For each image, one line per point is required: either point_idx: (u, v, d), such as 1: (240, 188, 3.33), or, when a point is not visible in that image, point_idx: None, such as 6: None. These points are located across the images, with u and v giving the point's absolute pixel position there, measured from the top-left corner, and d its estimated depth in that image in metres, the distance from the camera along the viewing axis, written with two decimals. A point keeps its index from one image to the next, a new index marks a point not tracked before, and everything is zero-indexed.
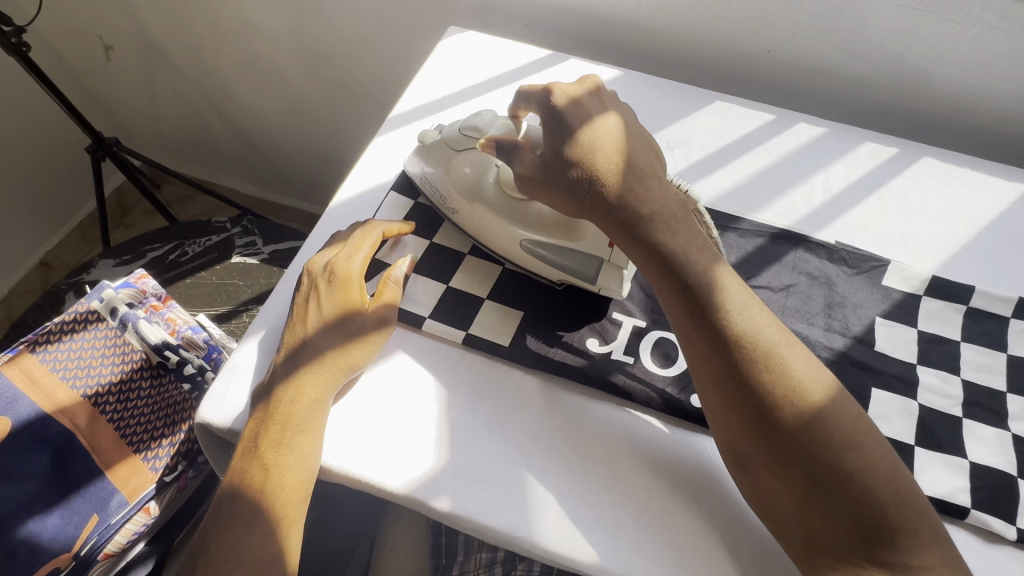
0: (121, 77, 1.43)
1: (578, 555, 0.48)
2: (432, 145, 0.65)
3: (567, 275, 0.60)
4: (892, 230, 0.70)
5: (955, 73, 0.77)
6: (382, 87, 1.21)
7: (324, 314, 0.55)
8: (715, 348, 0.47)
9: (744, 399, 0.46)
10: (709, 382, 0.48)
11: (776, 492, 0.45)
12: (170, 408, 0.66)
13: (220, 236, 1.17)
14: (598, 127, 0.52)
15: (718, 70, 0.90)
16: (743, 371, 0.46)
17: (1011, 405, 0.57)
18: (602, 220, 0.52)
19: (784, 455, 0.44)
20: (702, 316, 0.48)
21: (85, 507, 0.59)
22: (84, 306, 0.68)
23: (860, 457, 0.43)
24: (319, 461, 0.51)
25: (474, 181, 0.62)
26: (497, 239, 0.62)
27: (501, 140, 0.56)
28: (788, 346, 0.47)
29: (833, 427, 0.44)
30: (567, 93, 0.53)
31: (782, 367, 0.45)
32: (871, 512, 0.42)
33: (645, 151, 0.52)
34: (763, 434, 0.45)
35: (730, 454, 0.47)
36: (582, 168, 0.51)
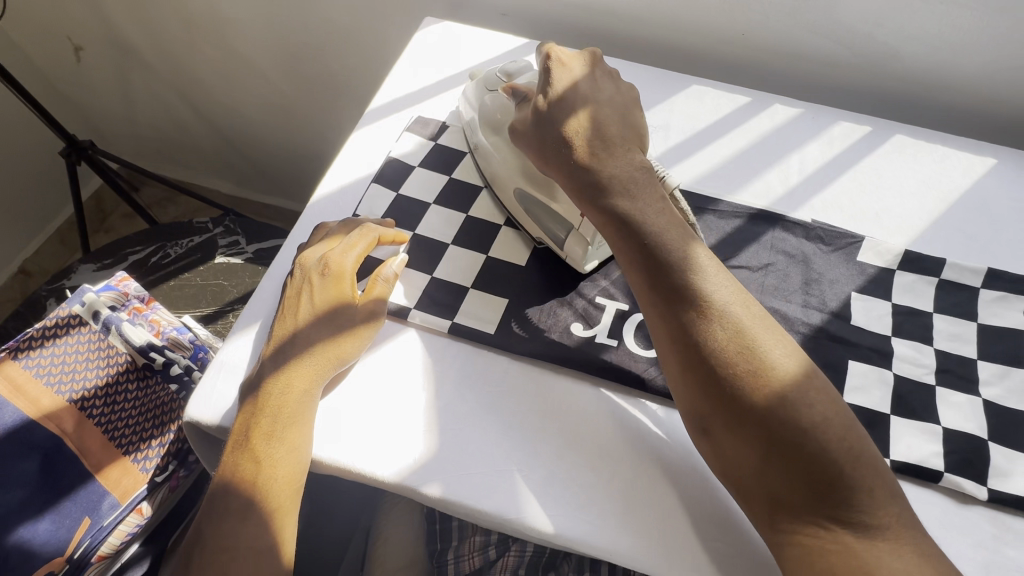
0: (92, 78, 1.40)
1: (568, 533, 0.49)
2: (473, 83, 0.69)
3: (543, 233, 0.63)
4: (867, 207, 0.71)
5: (923, 51, 0.79)
6: (361, 81, 1.20)
7: (315, 307, 0.55)
8: (672, 307, 0.49)
9: (699, 359, 0.47)
10: (667, 346, 0.50)
11: (736, 455, 0.46)
12: (158, 410, 0.65)
13: (203, 237, 1.16)
14: (578, 94, 0.58)
15: (695, 54, 0.90)
16: (699, 332, 0.48)
17: (981, 372, 0.59)
18: (571, 183, 0.57)
19: (740, 413, 0.45)
20: (662, 281, 0.50)
21: (76, 510, 0.59)
22: (65, 310, 0.67)
23: (816, 414, 0.44)
24: (310, 453, 0.52)
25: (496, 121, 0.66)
26: (500, 185, 0.66)
27: (517, 87, 0.62)
28: (743, 307, 0.49)
29: (787, 385, 0.45)
30: (561, 59, 0.60)
31: (738, 328, 0.47)
32: (829, 471, 0.43)
33: (620, 119, 0.58)
34: (718, 393, 0.46)
35: (691, 420, 0.49)
36: (554, 122, 0.57)
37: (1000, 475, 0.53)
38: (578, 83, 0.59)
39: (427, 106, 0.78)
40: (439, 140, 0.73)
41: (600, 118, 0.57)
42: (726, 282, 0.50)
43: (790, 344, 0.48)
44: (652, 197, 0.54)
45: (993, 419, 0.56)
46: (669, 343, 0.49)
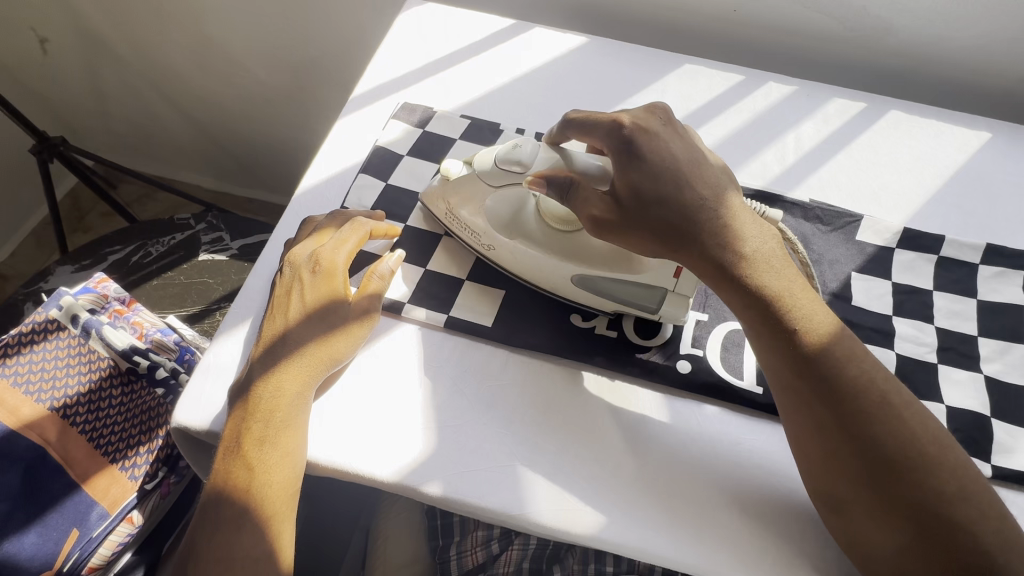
0: (60, 71, 1.34)
1: (574, 527, 0.48)
2: (459, 179, 0.58)
3: (624, 305, 0.56)
4: (864, 185, 0.70)
5: (916, 25, 0.78)
6: (343, 67, 1.17)
7: (306, 305, 0.53)
8: (821, 398, 0.45)
9: (850, 447, 0.44)
10: (807, 431, 0.46)
11: (877, 538, 0.44)
12: (144, 415, 0.63)
13: (184, 234, 1.13)
14: (675, 162, 0.49)
15: (685, 32, 0.88)
16: (852, 422, 0.44)
17: (983, 348, 0.59)
18: (690, 260, 0.49)
19: (892, 504, 0.43)
20: (805, 366, 0.46)
21: (64, 522, 0.57)
22: (41, 316, 0.65)
23: (972, 507, 0.42)
24: (306, 457, 0.50)
25: (512, 215, 0.60)
26: (551, 277, 0.57)
27: (551, 176, 0.52)
28: (895, 393, 0.45)
29: (946, 479, 0.43)
30: (637, 122, 0.50)
31: (893, 418, 0.44)
32: (985, 563, 0.41)
33: (725, 179, 0.51)
34: (873, 487, 0.43)
35: (822, 498, 0.46)
36: (671, 201, 0.48)
37: (1004, 452, 0.53)
38: (671, 147, 0.50)
39: (413, 92, 0.75)
40: (427, 127, 0.71)
41: (715, 185, 0.49)
42: (878, 368, 0.46)
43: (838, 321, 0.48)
44: (788, 270, 0.49)
45: (996, 395, 0.56)
46: (813, 431, 0.46)
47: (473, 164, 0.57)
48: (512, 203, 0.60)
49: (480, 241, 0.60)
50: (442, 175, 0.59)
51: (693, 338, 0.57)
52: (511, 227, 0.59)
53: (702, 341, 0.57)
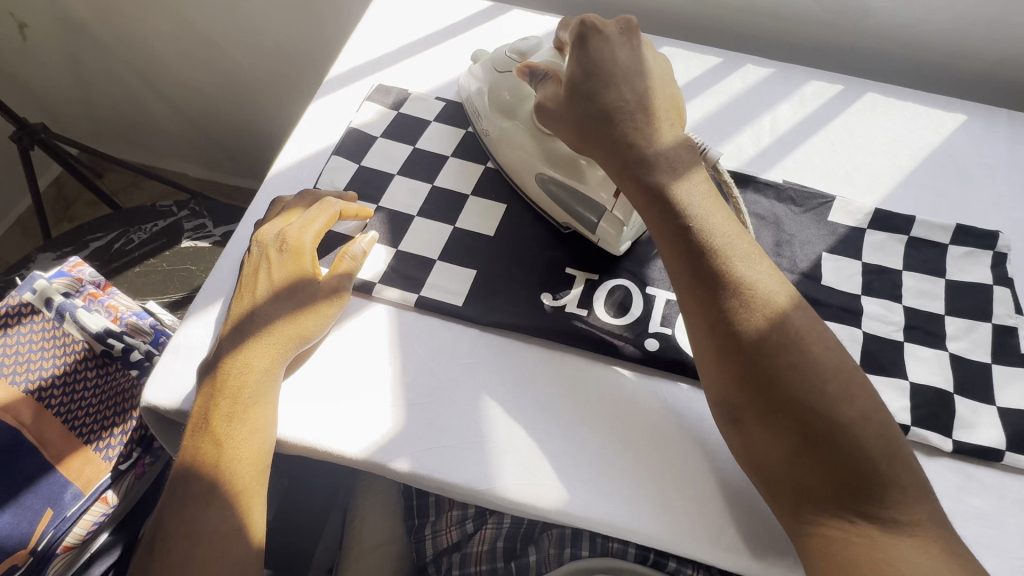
0: (41, 57, 1.33)
1: (541, 502, 0.49)
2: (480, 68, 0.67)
3: (572, 217, 0.61)
4: (838, 166, 0.70)
5: (895, 7, 0.77)
6: (326, 52, 1.16)
7: (274, 283, 0.54)
8: (712, 294, 0.47)
9: (738, 348, 0.45)
10: (701, 334, 0.48)
11: (765, 444, 0.45)
12: (118, 397, 0.64)
13: (167, 221, 1.12)
14: (613, 65, 0.54)
15: (665, 15, 0.88)
16: (741, 320, 0.46)
17: (949, 327, 0.59)
18: (607, 160, 0.54)
19: (775, 404, 0.44)
20: (701, 264, 0.48)
21: (38, 502, 0.57)
22: (16, 299, 0.65)
23: (854, 411, 0.43)
24: (275, 433, 0.50)
25: (512, 104, 0.63)
26: (517, 167, 0.63)
27: (534, 68, 0.60)
28: (790, 303, 0.47)
29: (826, 380, 0.44)
30: (594, 24, 0.55)
31: (779, 316, 0.46)
32: (863, 465, 0.42)
33: (657, 85, 0.55)
34: (760, 388, 0.44)
35: (720, 409, 0.48)
36: (596, 95, 0.53)
37: (965, 427, 0.54)
38: (615, 53, 0.54)
39: (389, 74, 0.75)
40: (402, 109, 0.71)
41: (641, 92, 0.54)
42: (773, 274, 0.48)
43: (796, 294, 0.48)
44: (693, 178, 0.51)
45: (960, 372, 0.57)
46: (708, 334, 0.47)
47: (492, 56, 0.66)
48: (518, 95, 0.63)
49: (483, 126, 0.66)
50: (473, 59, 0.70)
51: (661, 317, 0.57)
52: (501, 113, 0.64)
53: (672, 320, 0.57)
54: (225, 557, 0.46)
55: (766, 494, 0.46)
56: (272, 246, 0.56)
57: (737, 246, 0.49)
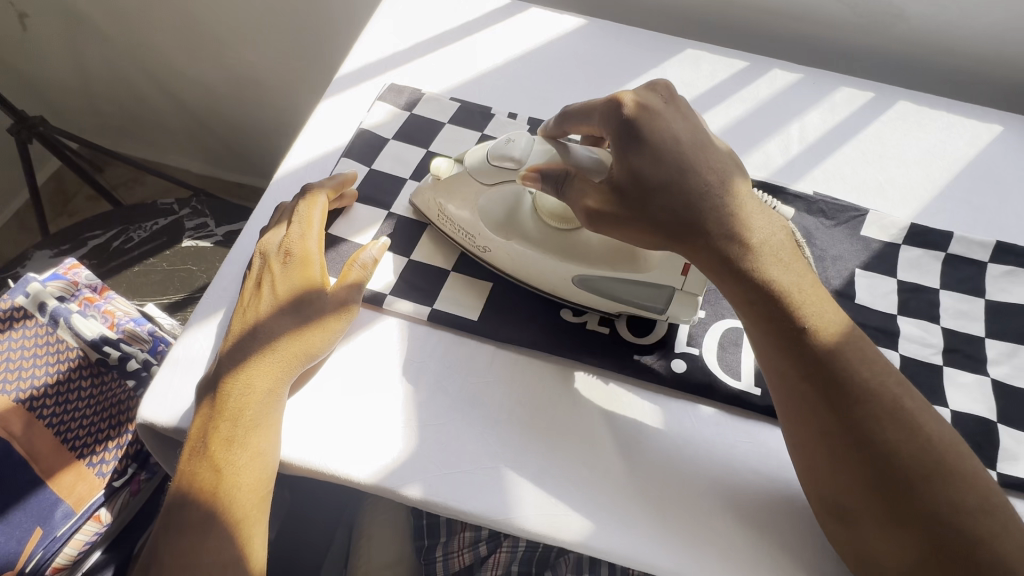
0: (41, 48, 1.29)
1: (563, 534, 0.46)
2: (449, 178, 0.55)
3: (629, 306, 0.53)
4: (870, 178, 0.67)
5: (931, 10, 0.74)
6: (333, 47, 1.13)
7: (277, 297, 0.51)
8: (832, 402, 0.42)
9: (860, 457, 0.41)
10: (814, 439, 0.43)
11: (886, 552, 0.41)
12: (113, 409, 0.60)
13: (167, 220, 1.09)
14: (680, 146, 0.45)
15: (688, 16, 0.85)
16: (863, 426, 0.41)
17: (989, 351, 0.56)
18: (694, 254, 0.45)
19: (903, 515, 0.40)
20: (815, 365, 0.43)
21: (27, 520, 0.54)
22: (8, 303, 0.62)
23: (995, 522, 0.39)
24: (278, 457, 0.47)
25: (506, 215, 0.56)
26: (551, 280, 0.54)
27: (546, 170, 0.48)
28: (914, 405, 0.42)
29: (963, 490, 0.40)
30: (639, 100, 0.47)
31: (906, 421, 0.41)
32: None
33: (730, 167, 0.46)
34: (884, 498, 0.40)
35: (825, 506, 0.44)
36: (668, 193, 0.44)
37: (1010, 458, 0.51)
38: (673, 127, 0.45)
39: (401, 73, 0.72)
40: (415, 110, 0.67)
41: (722, 179, 0.45)
42: (889, 369, 0.43)
43: (907, 381, 0.44)
44: (796, 262, 0.45)
45: (1003, 400, 0.54)
46: (820, 437, 0.43)
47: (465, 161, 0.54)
48: (504, 203, 0.56)
49: (475, 243, 0.56)
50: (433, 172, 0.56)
51: (688, 336, 0.55)
52: (505, 226, 0.55)
53: (698, 340, 0.54)
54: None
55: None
56: (275, 259, 0.53)
57: (848, 342, 0.44)
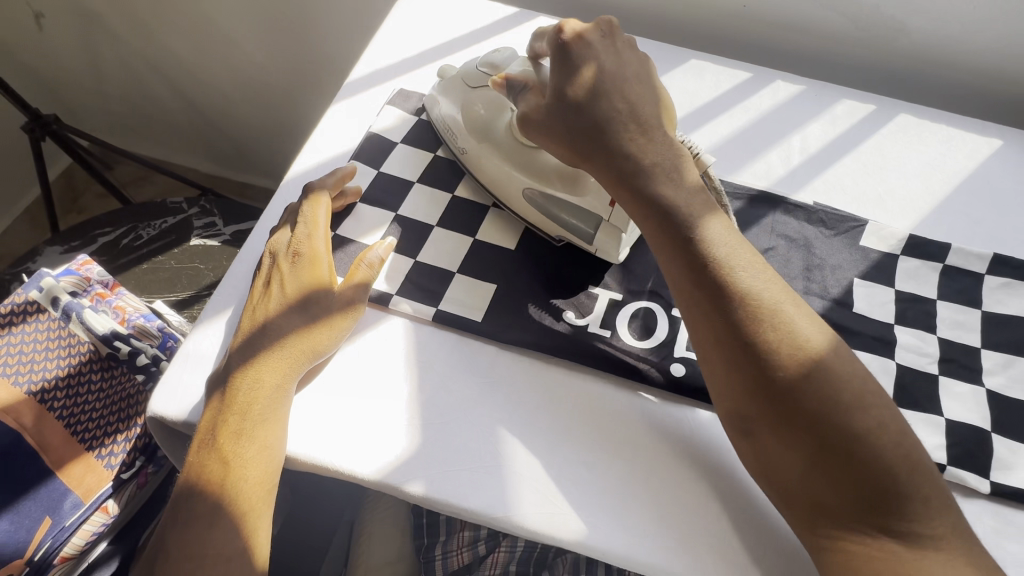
0: (56, 48, 1.32)
1: (562, 533, 0.47)
2: (449, 80, 0.65)
3: (564, 229, 0.59)
4: (870, 189, 0.68)
5: (934, 25, 0.75)
6: (343, 51, 1.14)
7: (287, 297, 0.52)
8: (718, 306, 0.46)
9: (744, 361, 0.45)
10: (709, 347, 0.47)
11: (782, 460, 0.44)
12: (122, 402, 0.62)
13: (176, 218, 1.11)
14: (597, 75, 0.52)
15: (693, 28, 0.86)
16: (744, 332, 0.45)
17: (985, 361, 0.57)
18: (602, 171, 0.52)
19: (791, 419, 0.43)
20: (704, 276, 0.47)
21: (38, 510, 0.56)
22: (21, 297, 0.64)
23: (870, 422, 0.42)
24: (285, 451, 0.48)
25: (487, 120, 0.61)
26: (503, 186, 0.61)
27: (511, 78, 0.56)
28: (796, 311, 0.46)
29: (840, 390, 0.43)
30: (578, 31, 0.52)
31: (786, 326, 0.45)
32: (884, 481, 0.41)
33: (641, 97, 0.52)
34: (769, 402, 0.44)
35: (731, 420, 0.47)
36: (586, 110, 0.51)
37: (1003, 467, 0.52)
38: (604, 63, 0.52)
39: (411, 79, 0.73)
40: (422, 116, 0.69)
41: (631, 105, 0.52)
42: (773, 282, 0.47)
43: (791, 293, 0.48)
44: (689, 184, 0.50)
45: (998, 410, 0.54)
46: (714, 347, 0.46)
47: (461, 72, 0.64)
48: (493, 109, 0.62)
49: (456, 145, 0.64)
50: (439, 75, 0.66)
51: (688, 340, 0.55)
52: (479, 131, 0.61)
53: None
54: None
55: (784, 511, 0.45)
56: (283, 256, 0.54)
57: (742, 258, 0.48)
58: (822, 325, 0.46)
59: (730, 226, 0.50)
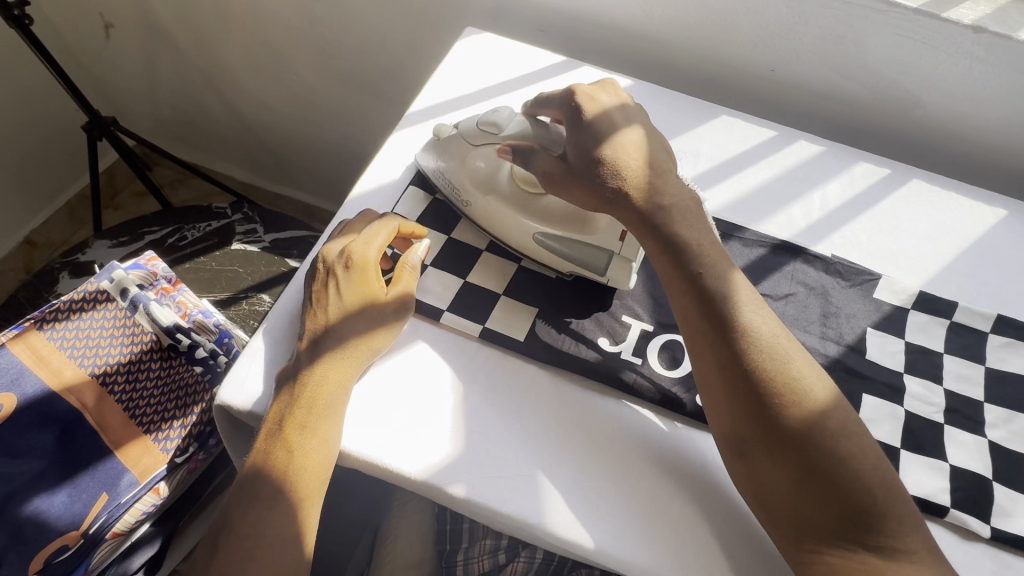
0: (119, 55, 1.40)
1: (590, 542, 0.50)
2: (447, 139, 0.67)
3: (578, 265, 0.63)
4: (884, 247, 0.74)
5: (945, 100, 0.82)
6: (390, 81, 1.21)
7: (344, 304, 0.56)
8: (721, 336, 0.51)
9: (743, 384, 0.50)
10: (710, 371, 0.52)
11: (772, 478, 0.48)
12: (181, 391, 0.66)
13: (221, 222, 1.17)
14: (630, 139, 0.58)
15: (725, 86, 0.94)
16: (745, 359, 0.50)
17: (988, 414, 0.61)
18: (621, 213, 0.57)
19: (783, 440, 0.48)
20: (709, 306, 0.52)
21: (95, 485, 0.60)
22: (94, 285, 0.69)
23: (852, 446, 0.47)
24: (338, 446, 0.53)
25: (490, 174, 0.65)
26: (516, 235, 0.64)
27: (517, 145, 0.60)
28: (789, 343, 0.51)
29: (828, 416, 0.48)
30: (587, 93, 0.60)
31: (782, 358, 0.50)
32: (861, 498, 0.46)
33: (667, 159, 0.59)
34: (767, 423, 0.48)
35: (728, 440, 0.51)
36: (601, 159, 0.57)
37: (1003, 514, 0.55)
38: (612, 116, 0.59)
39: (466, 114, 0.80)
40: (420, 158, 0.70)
41: (636, 156, 0.57)
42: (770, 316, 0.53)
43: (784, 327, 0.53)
44: (699, 224, 0.56)
45: (998, 460, 0.58)
46: (717, 371, 0.51)
47: (459, 127, 0.66)
48: (492, 165, 0.66)
49: (460, 198, 0.67)
50: (435, 134, 0.68)
51: None
52: (483, 184, 0.65)
53: None
54: (280, 561, 0.48)
55: (769, 527, 0.49)
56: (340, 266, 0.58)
57: (744, 294, 0.53)
58: (806, 356, 0.52)
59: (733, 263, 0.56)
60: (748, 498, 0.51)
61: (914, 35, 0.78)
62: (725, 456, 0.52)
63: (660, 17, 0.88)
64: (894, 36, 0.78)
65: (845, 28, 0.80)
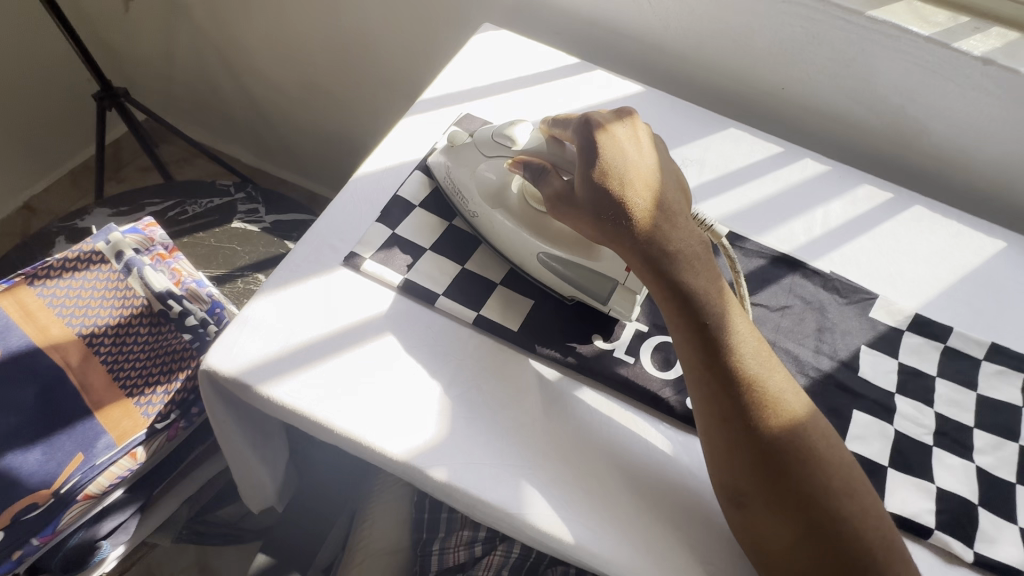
0: (136, 27, 1.41)
1: (568, 536, 0.50)
2: (461, 147, 0.66)
3: (578, 290, 0.61)
4: (882, 268, 0.73)
5: (951, 130, 0.83)
6: (402, 74, 1.21)
7: None
8: (725, 390, 0.49)
9: (747, 440, 0.48)
10: (713, 423, 0.50)
11: (770, 532, 0.47)
12: (168, 357, 0.65)
13: (223, 200, 1.16)
14: (638, 169, 0.55)
15: (736, 99, 0.94)
16: (751, 414, 0.48)
17: (977, 440, 0.61)
18: (626, 252, 0.53)
19: (785, 498, 0.47)
20: (715, 357, 0.50)
21: (71, 444, 0.60)
22: (89, 246, 0.69)
23: (854, 505, 0.47)
24: (272, 395, 0.53)
25: (499, 187, 0.63)
26: (518, 251, 0.62)
27: (530, 160, 0.59)
28: (794, 398, 0.50)
29: (832, 474, 0.47)
30: (604, 121, 0.57)
31: (788, 413, 0.49)
32: (859, 557, 0.46)
33: (677, 195, 0.56)
34: (770, 479, 0.47)
35: (724, 491, 0.49)
36: (609, 193, 0.53)
37: (987, 540, 0.55)
38: (625, 147, 0.56)
39: (476, 106, 0.80)
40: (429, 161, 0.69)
41: (645, 193, 0.54)
42: (777, 367, 0.51)
43: (790, 379, 0.52)
44: (709, 269, 0.53)
45: (984, 485, 0.58)
46: (720, 424, 0.49)
47: (474, 136, 0.65)
48: (502, 175, 0.64)
49: (467, 207, 0.65)
50: (449, 140, 0.67)
51: None
52: (492, 197, 0.63)
53: None
54: None
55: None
56: None
57: (750, 342, 0.51)
58: (813, 408, 0.50)
59: (741, 308, 0.54)
60: (743, 545, 0.50)
61: (925, 63, 0.79)
62: (719, 502, 0.50)
63: (676, 28, 0.89)
64: (905, 63, 0.80)
65: (856, 52, 0.81)
